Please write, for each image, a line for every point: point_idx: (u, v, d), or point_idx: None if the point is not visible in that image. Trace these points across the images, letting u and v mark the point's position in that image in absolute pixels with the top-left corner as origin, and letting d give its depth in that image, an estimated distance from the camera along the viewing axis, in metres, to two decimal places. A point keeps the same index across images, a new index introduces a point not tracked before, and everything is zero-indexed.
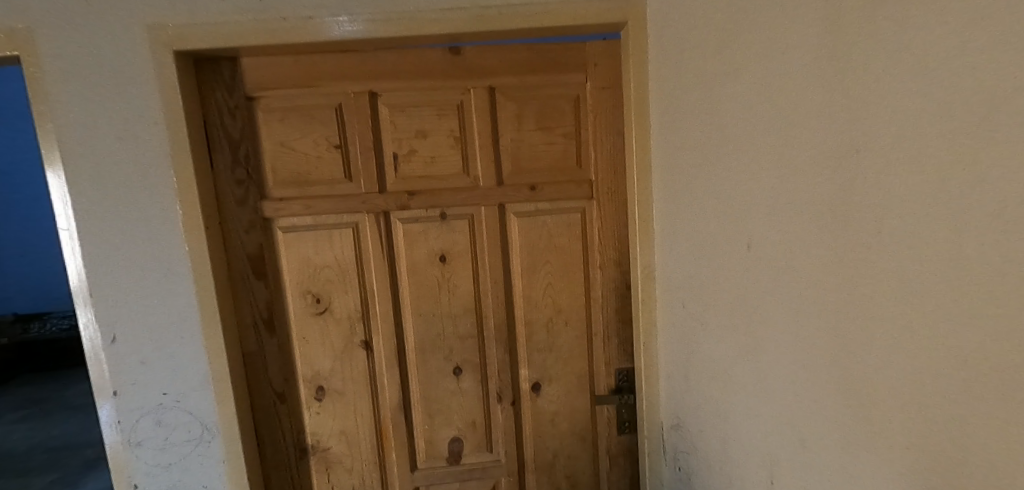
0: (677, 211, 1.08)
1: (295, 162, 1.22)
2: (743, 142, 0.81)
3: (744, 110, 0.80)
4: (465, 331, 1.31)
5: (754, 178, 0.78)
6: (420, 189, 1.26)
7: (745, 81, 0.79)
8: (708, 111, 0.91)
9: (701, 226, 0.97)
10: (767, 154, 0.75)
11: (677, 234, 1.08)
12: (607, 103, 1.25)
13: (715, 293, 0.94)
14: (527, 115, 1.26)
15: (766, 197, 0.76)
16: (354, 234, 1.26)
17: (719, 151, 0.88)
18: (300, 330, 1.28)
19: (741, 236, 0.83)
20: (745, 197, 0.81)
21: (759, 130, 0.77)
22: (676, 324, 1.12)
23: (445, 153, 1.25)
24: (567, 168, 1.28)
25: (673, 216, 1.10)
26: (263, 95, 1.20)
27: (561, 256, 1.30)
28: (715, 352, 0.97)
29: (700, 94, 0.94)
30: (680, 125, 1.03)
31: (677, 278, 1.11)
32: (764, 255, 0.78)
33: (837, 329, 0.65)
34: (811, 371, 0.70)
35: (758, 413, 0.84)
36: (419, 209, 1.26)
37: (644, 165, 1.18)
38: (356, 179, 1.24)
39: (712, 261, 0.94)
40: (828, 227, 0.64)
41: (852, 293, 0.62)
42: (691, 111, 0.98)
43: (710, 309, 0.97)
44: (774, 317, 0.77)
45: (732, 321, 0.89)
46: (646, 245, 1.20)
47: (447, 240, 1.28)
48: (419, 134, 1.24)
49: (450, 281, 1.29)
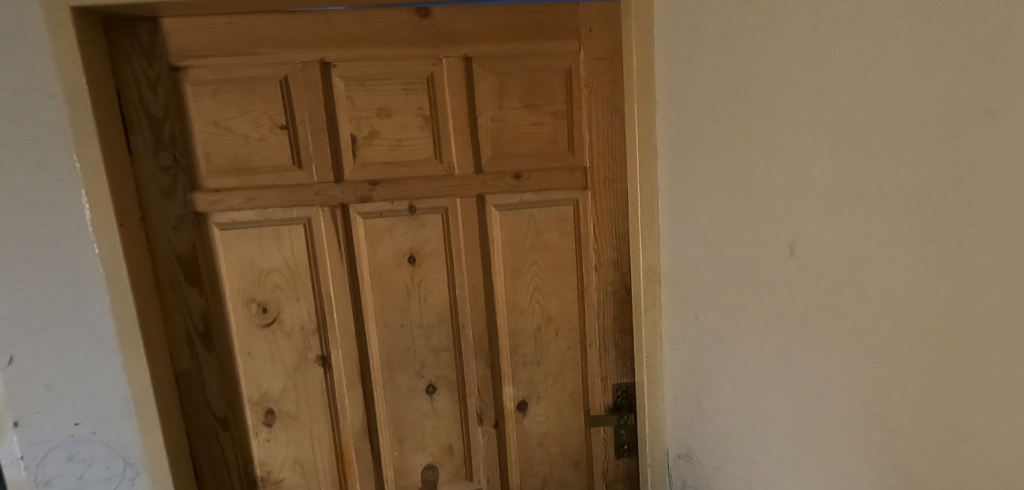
0: (689, 203, 0.90)
1: (232, 145, 1.02)
2: (790, 113, 0.62)
3: (793, 72, 0.61)
4: (439, 343, 1.12)
5: (804, 161, 0.61)
6: (382, 177, 1.06)
7: (796, 33, 0.61)
8: (738, 79, 0.73)
9: (723, 222, 0.79)
10: (821, 131, 0.58)
11: (690, 232, 0.90)
12: (603, 75, 1.06)
13: (742, 305, 0.77)
14: (509, 89, 1.06)
15: (825, 184, 0.58)
16: (305, 231, 1.06)
17: (752, 128, 0.70)
18: (243, 345, 1.08)
19: (785, 236, 0.65)
20: (793, 185, 0.63)
21: (811, 100, 0.59)
22: (685, 338, 0.95)
23: (412, 135, 1.06)
24: (557, 153, 1.09)
25: (685, 209, 0.91)
26: (191, 64, 0.99)
27: (551, 255, 1.11)
28: (741, 377, 0.80)
29: (726, 58, 0.76)
30: (696, 98, 0.85)
31: (686, 284, 0.93)
32: (820, 262, 0.60)
33: (941, 367, 0.47)
34: (896, 420, 0.53)
35: (809, 458, 0.67)
36: (383, 202, 1.07)
37: (648, 149, 1.00)
38: (307, 165, 1.05)
39: (738, 263, 0.76)
40: (927, 224, 0.47)
41: (972, 321, 0.44)
42: (711, 81, 0.80)
43: (734, 325, 0.79)
44: (836, 338, 0.59)
45: (769, 341, 0.71)
46: (649, 244, 1.02)
47: (416, 238, 1.09)
48: (382, 112, 1.05)
49: (421, 285, 1.10)
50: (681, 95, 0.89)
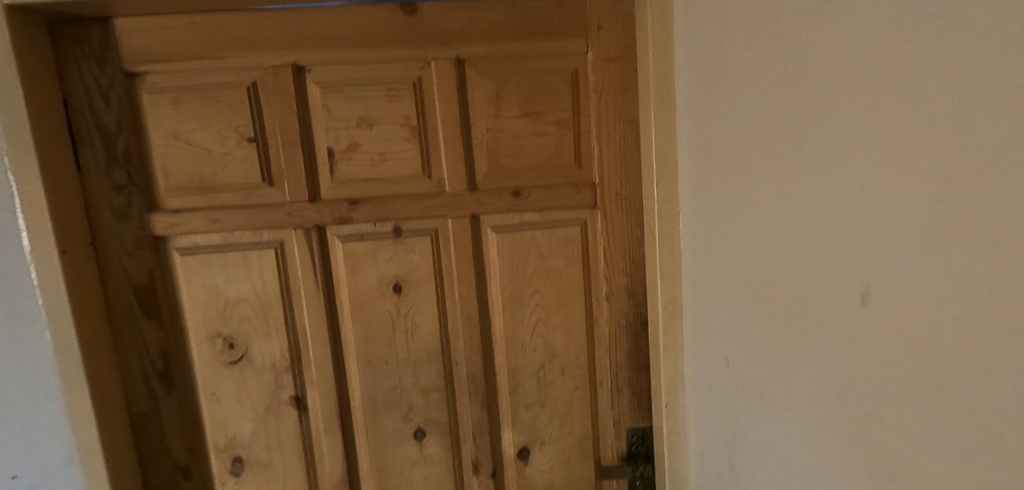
0: (719, 226, 0.76)
1: (194, 160, 0.91)
2: (875, 119, 0.49)
3: (876, 68, 0.48)
4: (430, 382, 0.99)
5: (889, 183, 0.48)
6: (363, 196, 0.94)
7: (879, 16, 0.47)
8: (792, 79, 0.59)
9: (769, 253, 0.65)
10: (920, 143, 0.44)
11: (721, 259, 0.76)
12: (615, 79, 0.93)
13: (790, 356, 0.63)
14: (507, 96, 0.94)
15: (935, 211, 0.44)
16: (278, 256, 0.94)
17: (812, 140, 0.56)
18: (208, 385, 0.96)
19: (861, 277, 0.51)
20: (875, 210, 0.49)
21: (899, 106, 0.46)
22: (715, 384, 0.80)
23: (397, 149, 0.94)
24: (562, 167, 0.96)
25: (714, 233, 0.78)
26: (149, 69, 0.88)
27: (556, 283, 0.98)
28: (785, 442, 0.65)
29: (771, 53, 0.62)
30: (728, 102, 0.71)
31: (716, 320, 0.79)
32: (919, 315, 0.46)
33: None
34: None
35: None
36: (364, 223, 0.95)
37: (667, 163, 0.86)
38: (279, 182, 0.93)
39: (791, 306, 0.62)
40: None
41: None
42: (748, 80, 0.67)
43: (779, 378, 0.65)
44: (940, 423, 0.45)
45: (833, 408, 0.57)
46: (670, 271, 0.88)
47: (402, 264, 0.96)
48: (363, 122, 0.93)
49: (408, 317, 0.97)
50: (709, 99, 0.76)
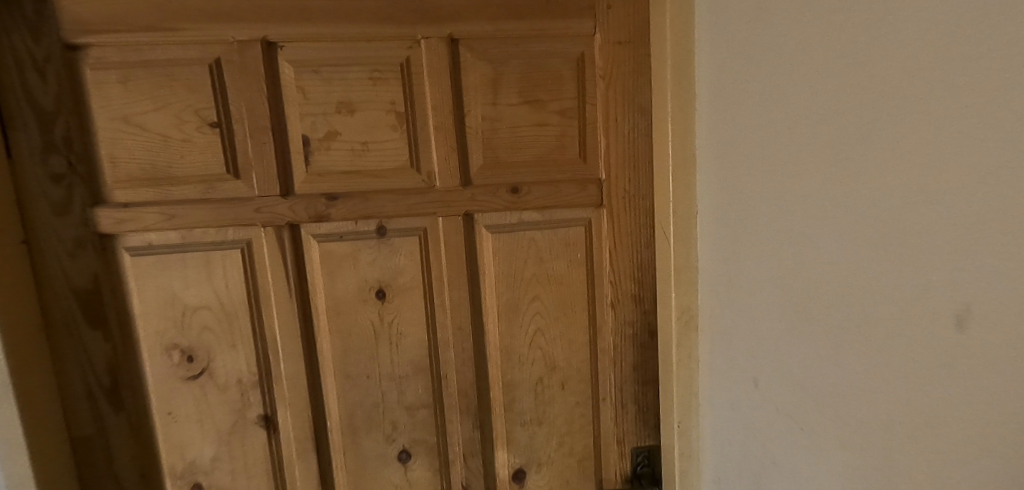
0: (748, 233, 0.67)
1: (148, 147, 0.80)
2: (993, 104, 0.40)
3: (981, 51, 0.40)
4: (416, 398, 0.89)
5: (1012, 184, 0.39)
6: (342, 190, 0.83)
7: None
8: (854, 67, 0.50)
9: (821, 273, 0.56)
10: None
11: (749, 271, 0.67)
12: (625, 64, 0.84)
13: (832, 373, 0.55)
14: (505, 81, 0.84)
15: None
16: (244, 257, 0.83)
17: (888, 140, 0.47)
18: (163, 403, 0.84)
19: (958, 301, 0.43)
20: (980, 221, 0.41)
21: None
22: (736, 406, 0.72)
23: (382, 138, 0.83)
24: (565, 161, 0.87)
25: (741, 241, 0.69)
26: (93, 41, 0.76)
27: (556, 289, 0.89)
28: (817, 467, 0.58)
29: (824, 38, 0.53)
30: (762, 93, 0.62)
31: (741, 337, 0.70)
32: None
33: None
34: None
35: None
36: (343, 221, 0.84)
37: (684, 159, 0.77)
38: (246, 174, 0.82)
39: (851, 336, 0.52)
40: None
41: None
42: (790, 69, 0.58)
43: (815, 396, 0.58)
44: None
45: (913, 459, 0.48)
46: (684, 280, 0.79)
47: (386, 267, 0.86)
48: (343, 107, 0.82)
49: (392, 326, 0.87)
50: (737, 89, 0.67)
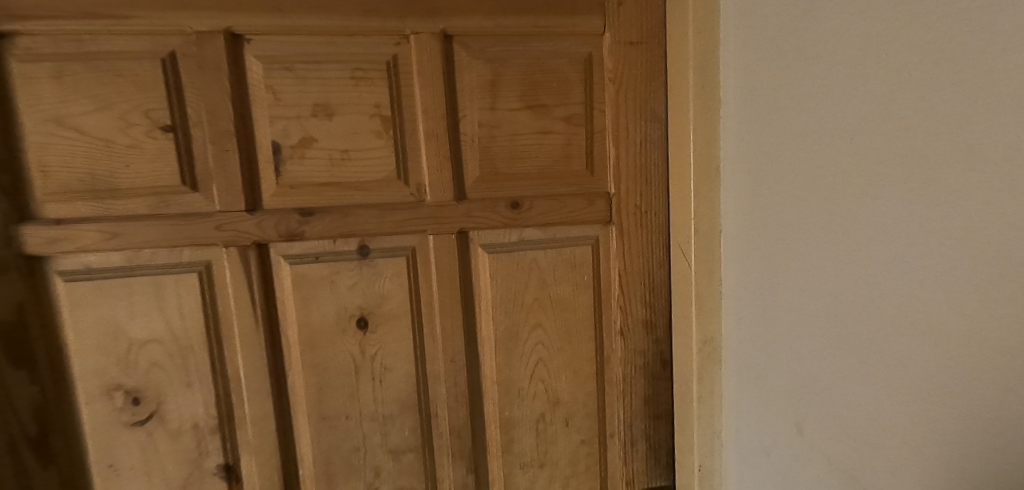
0: (788, 259, 0.59)
1: (87, 154, 0.68)
2: None
3: None
4: (402, 441, 0.78)
5: None
6: (318, 205, 0.73)
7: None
8: (947, 74, 0.44)
9: (900, 311, 0.48)
10: None
11: (789, 301, 0.60)
12: (638, 66, 0.76)
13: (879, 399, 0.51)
14: (505, 83, 0.75)
15: None
16: (202, 282, 0.72)
17: (1009, 155, 0.41)
18: (103, 453, 0.72)
19: None
20: None
21: None
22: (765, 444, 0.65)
23: (365, 146, 0.73)
24: (570, 173, 0.78)
25: (778, 267, 0.61)
26: (21, 29, 0.65)
27: (560, 315, 0.80)
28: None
29: (899, 44, 0.47)
30: (809, 104, 0.55)
31: (778, 373, 0.62)
32: None
33: None
34: None
35: None
36: (319, 240, 0.73)
37: (707, 174, 0.69)
38: (205, 186, 0.71)
39: (953, 381, 0.45)
40: None
41: None
42: (849, 77, 0.51)
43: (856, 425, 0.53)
44: None
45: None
46: (706, 307, 0.71)
47: (369, 292, 0.75)
48: (320, 111, 0.72)
49: (375, 360, 0.76)
50: (775, 97, 0.59)
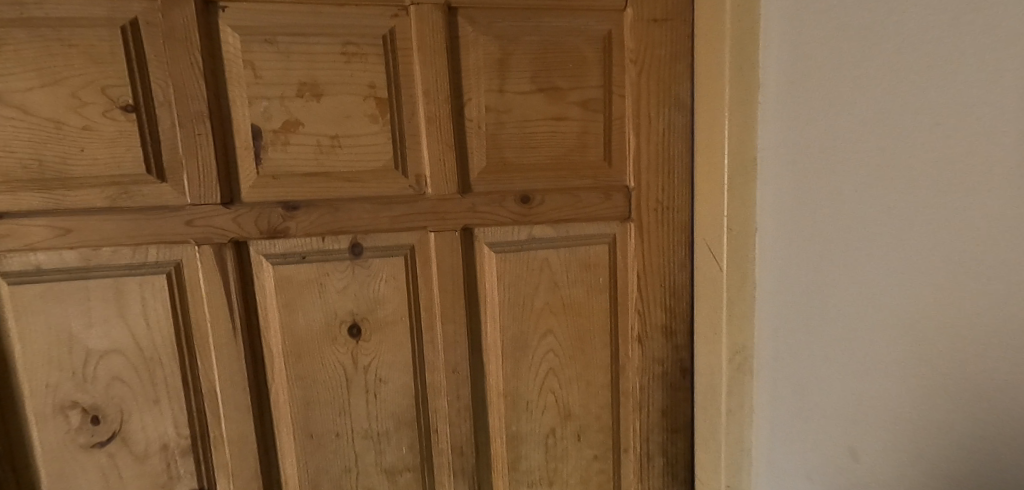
0: (842, 265, 0.53)
1: (33, 137, 0.59)
2: None
3: None
4: (398, 460, 0.71)
5: None
6: (304, 198, 0.64)
7: None
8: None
9: (948, 295, 0.45)
10: None
11: (843, 313, 0.53)
12: (663, 45, 0.69)
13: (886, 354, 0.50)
14: (516, 63, 0.67)
15: None
16: (172, 284, 0.63)
17: None
18: (57, 479, 0.63)
19: None
20: None
21: None
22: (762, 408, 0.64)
23: (358, 131, 0.65)
24: (586, 165, 0.71)
25: (828, 274, 0.54)
26: None
27: (573, 320, 0.73)
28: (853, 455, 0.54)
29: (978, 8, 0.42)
30: (875, 92, 0.49)
31: (826, 390, 0.56)
32: None
33: None
34: None
35: None
36: (306, 238, 0.65)
37: (742, 166, 0.62)
38: (174, 175, 0.62)
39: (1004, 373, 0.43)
40: None
41: None
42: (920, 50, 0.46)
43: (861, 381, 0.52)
44: None
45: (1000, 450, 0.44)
46: (737, 314, 0.64)
47: (362, 296, 0.67)
48: (306, 90, 0.63)
49: (369, 371, 0.68)
50: (830, 81, 0.52)
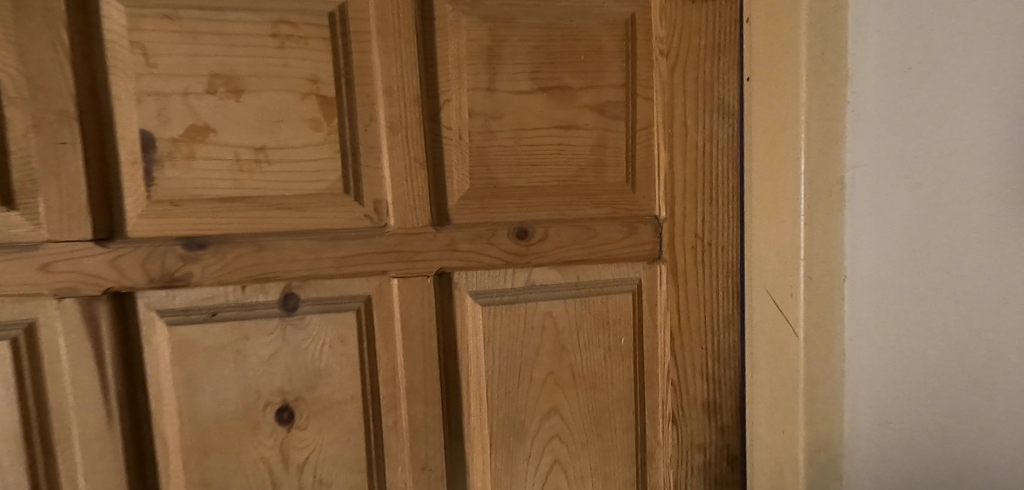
0: (950, 304, 0.41)
1: None
2: None
3: None
4: None
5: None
6: (216, 232, 0.46)
7: None
8: None
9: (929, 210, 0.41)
10: None
11: (975, 375, 0.41)
12: (704, 32, 0.52)
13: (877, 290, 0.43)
14: (509, 53, 0.50)
15: None
16: (20, 353, 0.44)
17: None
18: None
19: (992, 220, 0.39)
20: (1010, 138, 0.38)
21: None
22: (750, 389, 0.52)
23: (292, 142, 0.47)
24: (602, 188, 0.53)
25: (907, 298, 0.42)
26: None
27: (587, 396, 0.55)
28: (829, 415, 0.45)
29: None
30: None
31: (898, 446, 0.43)
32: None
33: None
34: None
35: None
36: (217, 286, 0.47)
37: (826, 190, 0.43)
38: (28, 200, 0.44)
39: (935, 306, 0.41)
40: None
41: None
42: None
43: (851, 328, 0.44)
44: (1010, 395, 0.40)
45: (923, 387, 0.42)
46: (819, 397, 0.45)
47: (296, 367, 0.49)
48: (219, 85, 0.45)
49: (305, 471, 0.50)
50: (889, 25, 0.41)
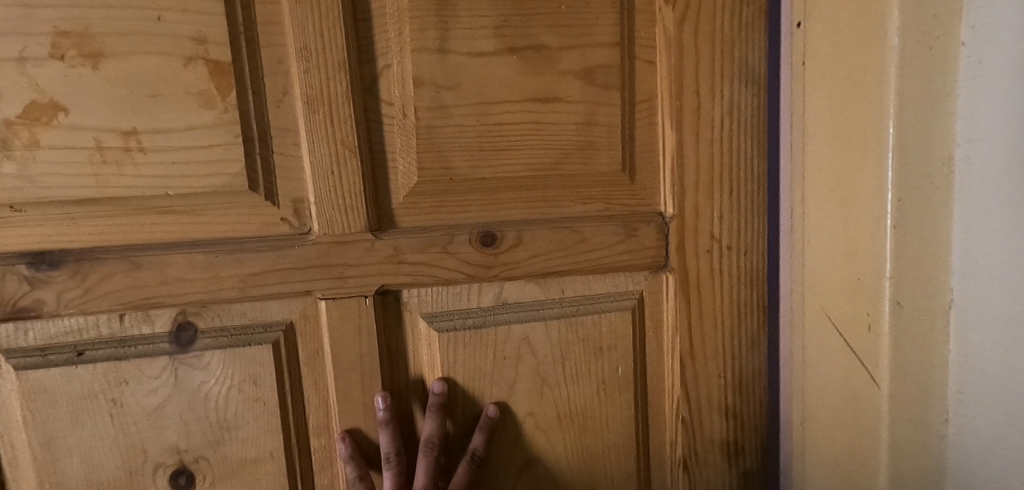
0: None
1: None
2: None
3: None
4: None
5: None
6: (73, 245, 0.35)
7: None
8: None
9: None
10: None
11: None
12: None
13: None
14: (466, 4, 0.38)
15: None
16: None
17: None
18: None
19: None
20: None
21: None
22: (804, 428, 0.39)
23: (173, 124, 0.36)
24: (592, 179, 0.41)
25: None
26: None
27: (577, 440, 0.43)
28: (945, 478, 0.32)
29: None
30: None
31: None
32: None
33: None
34: None
35: None
36: (82, 316, 0.36)
37: (917, 177, 0.31)
38: None
39: None
40: None
41: None
42: None
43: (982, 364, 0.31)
44: None
45: None
46: (907, 477, 0.33)
47: (195, 417, 0.38)
48: (70, 47, 0.34)
49: None
50: None
